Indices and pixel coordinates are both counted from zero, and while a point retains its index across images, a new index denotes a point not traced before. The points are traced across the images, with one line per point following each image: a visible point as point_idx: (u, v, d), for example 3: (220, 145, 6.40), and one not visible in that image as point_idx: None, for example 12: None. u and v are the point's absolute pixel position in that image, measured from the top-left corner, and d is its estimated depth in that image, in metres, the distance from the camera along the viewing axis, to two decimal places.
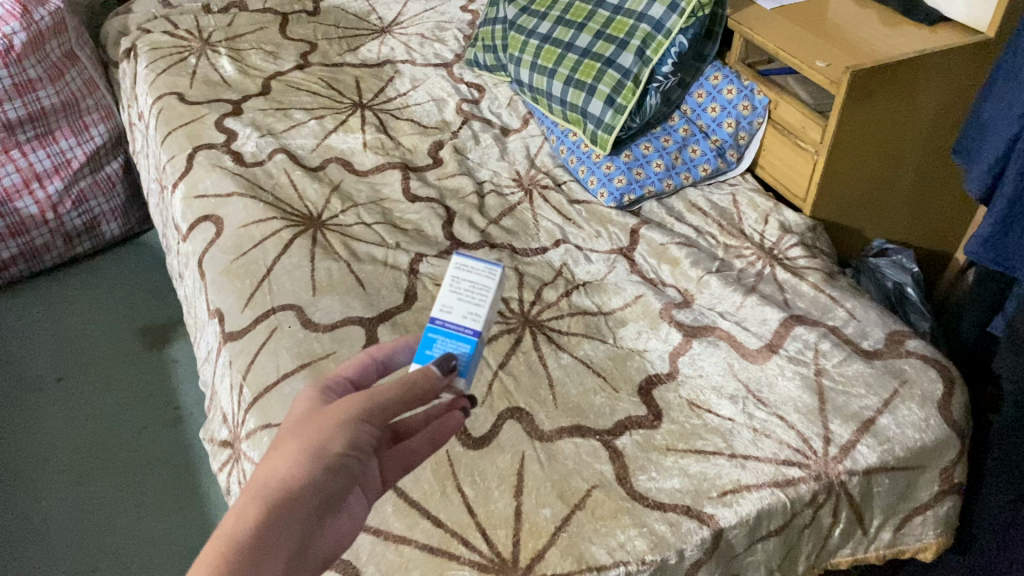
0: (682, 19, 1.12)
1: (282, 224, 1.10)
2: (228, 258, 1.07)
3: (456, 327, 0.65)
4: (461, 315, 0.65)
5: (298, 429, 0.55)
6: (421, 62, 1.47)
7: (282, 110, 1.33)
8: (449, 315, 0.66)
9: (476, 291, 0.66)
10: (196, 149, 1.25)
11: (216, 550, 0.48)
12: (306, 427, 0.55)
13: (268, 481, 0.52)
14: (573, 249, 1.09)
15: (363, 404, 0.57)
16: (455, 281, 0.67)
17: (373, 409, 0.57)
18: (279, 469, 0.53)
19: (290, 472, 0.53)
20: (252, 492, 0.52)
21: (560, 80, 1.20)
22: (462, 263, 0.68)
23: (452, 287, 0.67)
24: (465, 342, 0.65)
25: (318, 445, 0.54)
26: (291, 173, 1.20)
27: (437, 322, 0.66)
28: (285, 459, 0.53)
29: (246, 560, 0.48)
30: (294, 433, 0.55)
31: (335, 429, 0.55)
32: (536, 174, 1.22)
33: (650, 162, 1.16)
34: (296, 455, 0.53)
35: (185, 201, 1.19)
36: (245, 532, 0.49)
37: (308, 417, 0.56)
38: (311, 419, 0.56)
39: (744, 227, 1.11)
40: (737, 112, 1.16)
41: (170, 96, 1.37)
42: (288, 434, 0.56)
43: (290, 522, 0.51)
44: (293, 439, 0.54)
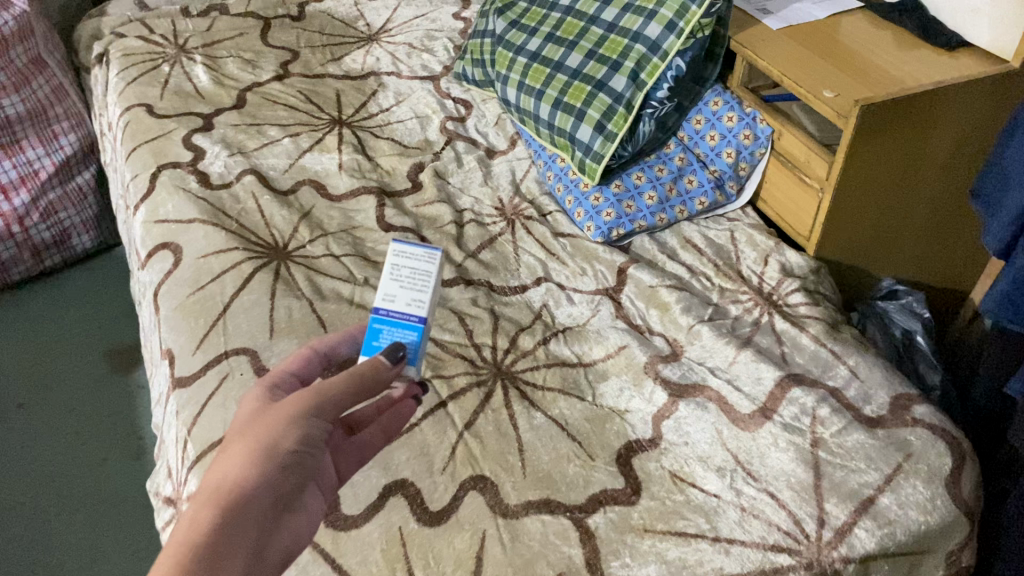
0: (680, 40, 1.04)
1: (244, 255, 1.03)
2: (184, 293, 1.00)
3: (400, 314, 0.70)
4: (403, 301, 0.70)
5: (246, 431, 0.56)
6: (407, 74, 1.39)
7: (255, 126, 1.26)
8: (391, 304, 0.70)
9: (415, 276, 0.71)
10: (160, 167, 1.17)
11: (173, 553, 0.48)
12: (255, 429, 0.56)
13: (221, 484, 0.53)
14: (555, 289, 1.01)
15: (312, 399, 0.58)
16: (395, 269, 0.72)
17: (322, 404, 0.58)
18: (230, 472, 0.53)
19: (243, 474, 0.53)
20: (205, 498, 0.52)
21: (548, 103, 1.12)
22: (400, 251, 0.72)
23: (392, 275, 0.71)
24: (411, 329, 0.69)
25: (270, 443, 0.55)
26: (259, 197, 1.12)
27: (380, 313, 0.70)
28: (235, 462, 0.54)
29: (205, 560, 0.48)
30: (243, 436, 0.56)
31: (286, 426, 0.56)
32: (520, 203, 1.14)
33: (642, 194, 1.08)
34: (247, 455, 0.54)
35: (144, 225, 1.11)
36: (199, 534, 0.49)
37: (255, 419, 0.57)
38: (259, 421, 0.56)
39: (742, 267, 1.02)
40: (737, 142, 1.07)
41: (138, 108, 1.29)
42: (237, 438, 0.56)
43: (247, 522, 0.52)
44: (242, 443, 0.55)
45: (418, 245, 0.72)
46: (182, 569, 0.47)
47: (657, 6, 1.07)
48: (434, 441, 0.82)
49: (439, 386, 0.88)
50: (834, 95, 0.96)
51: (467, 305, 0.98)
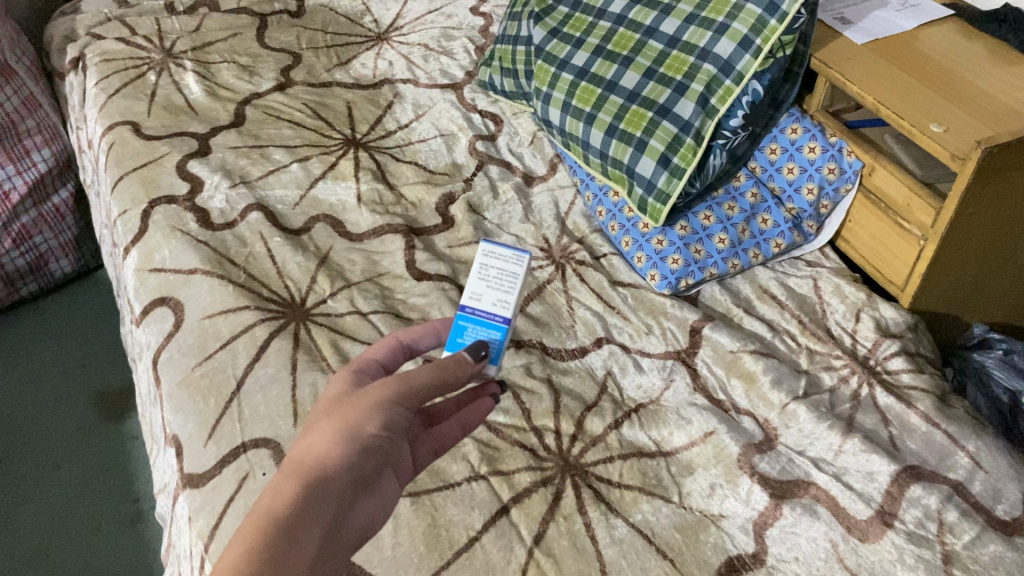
0: (758, 60, 0.90)
1: (257, 315, 0.89)
2: (190, 363, 0.86)
3: (484, 313, 0.67)
4: (489, 300, 0.68)
5: (330, 414, 0.56)
6: (425, 81, 1.24)
7: (258, 148, 1.11)
8: (477, 302, 0.68)
9: (504, 276, 0.69)
10: (153, 203, 1.02)
11: (255, 522, 0.48)
12: (341, 412, 0.56)
13: (306, 459, 0.53)
14: (618, 351, 0.88)
15: (395, 388, 0.58)
16: (483, 268, 0.69)
17: (406, 393, 0.58)
18: (314, 450, 0.54)
19: (328, 455, 0.53)
20: (289, 471, 0.52)
21: (601, 129, 0.97)
22: (489, 250, 0.70)
23: (480, 274, 0.69)
24: (495, 329, 0.67)
25: (353, 425, 0.55)
26: (268, 239, 0.98)
27: (465, 310, 0.68)
28: (319, 443, 0.54)
29: (286, 531, 0.48)
30: (330, 418, 0.56)
31: (368, 412, 0.56)
32: (569, 243, 1.00)
33: (711, 237, 0.94)
34: (330, 435, 0.54)
35: (138, 274, 0.96)
36: (282, 505, 0.50)
37: (342, 403, 0.57)
38: (345, 406, 0.56)
39: (829, 324, 0.90)
40: (820, 176, 0.94)
41: (123, 127, 1.13)
42: (324, 419, 0.56)
43: (328, 498, 0.51)
44: (328, 424, 0.55)
45: (508, 244, 0.69)
46: (260, 535, 0.47)
47: (729, 19, 0.93)
48: (500, 561, 0.69)
49: (498, 486, 0.74)
50: (946, 134, 0.83)
51: (521, 375, 0.84)
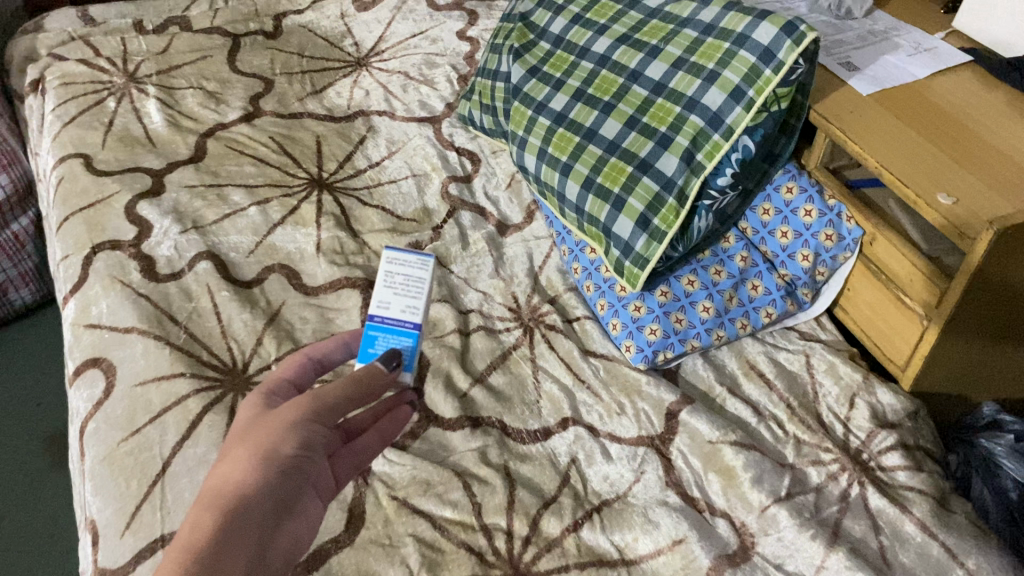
0: (750, 114, 0.81)
1: (192, 384, 0.81)
2: (116, 437, 0.79)
3: (392, 318, 0.67)
4: (395, 305, 0.67)
5: (245, 437, 0.54)
6: (402, 114, 1.16)
7: (215, 188, 1.03)
8: (384, 309, 0.67)
9: (408, 281, 0.68)
10: (96, 249, 0.95)
11: (176, 555, 0.46)
12: (253, 437, 0.53)
13: (221, 489, 0.51)
14: (585, 435, 0.80)
15: (308, 406, 0.56)
16: (389, 275, 0.68)
17: (321, 410, 0.56)
18: (232, 476, 0.51)
19: (245, 479, 0.51)
20: (205, 501, 0.49)
21: (577, 181, 0.89)
22: (393, 258, 0.69)
23: (384, 282, 0.68)
24: (406, 335, 0.66)
25: (270, 446, 0.52)
26: (215, 292, 0.91)
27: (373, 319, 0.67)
28: (234, 471, 0.51)
29: (212, 560, 0.46)
30: (242, 445, 0.53)
31: (284, 432, 0.54)
32: (539, 303, 0.92)
33: (694, 304, 0.86)
34: (247, 459, 0.52)
35: (73, 329, 0.89)
36: (205, 534, 0.47)
37: (254, 430, 0.55)
38: (257, 430, 0.54)
39: (820, 409, 0.81)
40: (816, 242, 0.85)
41: (74, 159, 1.06)
42: (236, 447, 0.53)
43: (250, 523, 0.49)
44: (241, 452, 0.52)
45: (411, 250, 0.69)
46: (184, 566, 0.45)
47: (720, 66, 0.84)
48: None
49: None
50: (960, 209, 0.74)
51: (475, 462, 0.77)
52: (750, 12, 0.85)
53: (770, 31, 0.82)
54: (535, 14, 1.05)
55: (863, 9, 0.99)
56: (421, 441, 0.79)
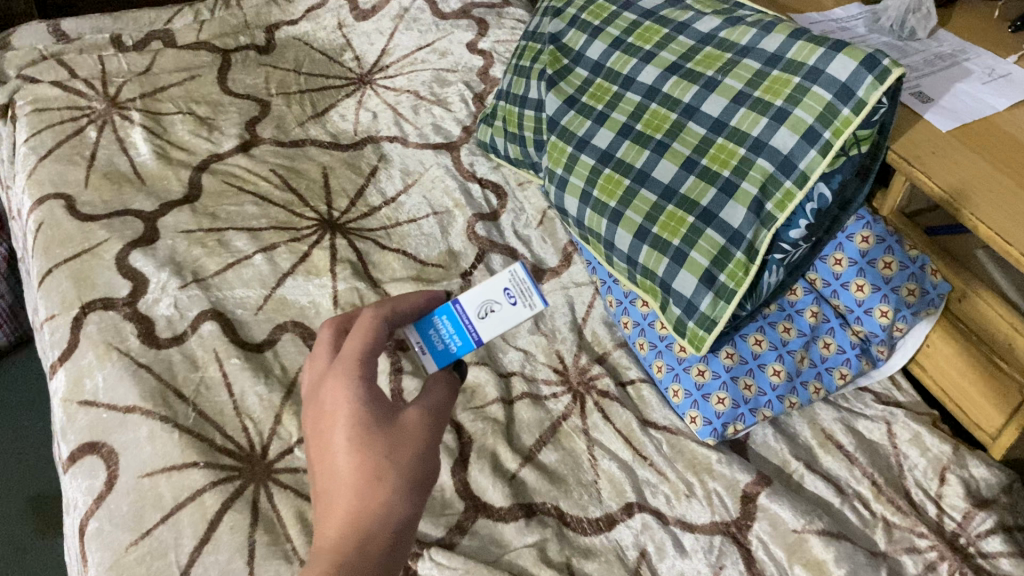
0: (827, 159, 0.73)
1: (207, 474, 0.72)
2: (122, 540, 0.69)
3: (467, 324, 0.64)
4: (485, 317, 0.64)
5: (391, 450, 0.50)
6: (415, 140, 1.06)
7: (215, 233, 0.93)
8: (473, 308, 0.64)
9: (510, 311, 0.65)
10: (86, 309, 0.84)
11: None
12: (402, 455, 0.50)
13: (384, 511, 0.48)
14: (654, 523, 0.71)
15: (432, 428, 0.53)
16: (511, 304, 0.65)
17: (437, 427, 0.54)
18: (389, 498, 0.48)
19: (404, 511, 0.49)
20: (371, 525, 0.47)
21: (628, 230, 0.80)
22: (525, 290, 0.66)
23: (494, 289, 0.65)
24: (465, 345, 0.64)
25: (421, 476, 0.51)
26: (225, 360, 0.81)
27: (457, 307, 0.65)
28: (392, 496, 0.49)
29: None
30: (395, 460, 0.50)
31: (426, 458, 0.52)
32: (588, 363, 0.83)
33: (764, 367, 0.78)
34: (405, 486, 0.49)
35: (64, 406, 0.79)
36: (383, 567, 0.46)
37: (393, 432, 0.51)
38: (401, 443, 0.51)
39: (907, 486, 0.74)
40: (897, 297, 0.77)
41: (54, 201, 0.95)
42: (381, 455, 0.49)
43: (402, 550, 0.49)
44: (395, 472, 0.49)
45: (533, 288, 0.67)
46: None
47: (789, 103, 0.75)
48: None
49: None
50: (1008, 218, 0.71)
51: (535, 562, 0.68)
52: (821, 43, 0.76)
53: (848, 66, 0.73)
54: (567, 35, 0.96)
55: (927, 29, 0.92)
56: (471, 536, 0.70)
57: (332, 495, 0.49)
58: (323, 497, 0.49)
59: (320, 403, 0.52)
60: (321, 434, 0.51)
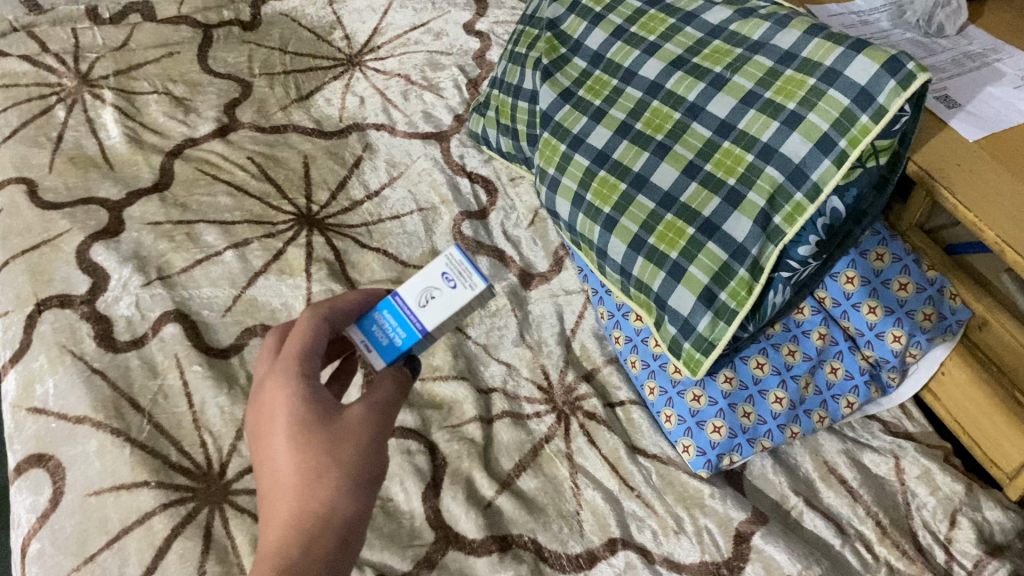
0: (843, 172, 0.66)
1: (158, 494, 0.67)
2: (64, 566, 0.63)
3: (409, 316, 0.52)
4: (426, 305, 0.52)
5: (335, 447, 0.44)
6: (404, 129, 1.00)
7: (184, 226, 0.87)
8: (412, 297, 0.52)
9: (451, 296, 0.52)
10: (41, 307, 0.79)
11: None
12: (347, 451, 0.44)
13: (325, 514, 0.42)
14: (638, 562, 0.66)
15: (385, 419, 0.47)
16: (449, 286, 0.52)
17: (389, 419, 0.48)
18: (331, 499, 0.43)
19: (352, 511, 0.43)
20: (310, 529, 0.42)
21: (623, 239, 0.74)
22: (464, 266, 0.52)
23: (432, 274, 0.52)
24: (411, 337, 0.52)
25: (370, 473, 0.45)
26: (187, 366, 0.76)
27: (397, 298, 0.53)
28: (335, 499, 0.43)
29: None
30: (337, 458, 0.44)
31: (377, 453, 0.46)
32: (575, 380, 0.77)
33: (765, 394, 0.72)
34: (351, 485, 0.44)
35: (13, 412, 0.74)
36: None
37: (336, 427, 0.45)
38: (347, 437, 0.45)
39: (914, 528, 0.68)
40: (912, 322, 0.72)
41: (15, 186, 0.89)
42: (323, 452, 0.44)
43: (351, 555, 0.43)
44: (340, 470, 0.44)
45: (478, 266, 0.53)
46: None
47: (803, 107, 0.68)
48: None
49: None
50: None
51: None
52: (841, 41, 0.69)
53: (869, 69, 0.66)
54: (566, 21, 0.89)
55: (956, 25, 0.85)
56: (439, 571, 0.64)
57: (272, 500, 0.44)
58: (265, 503, 0.44)
59: (260, 402, 0.46)
60: (262, 434, 0.46)
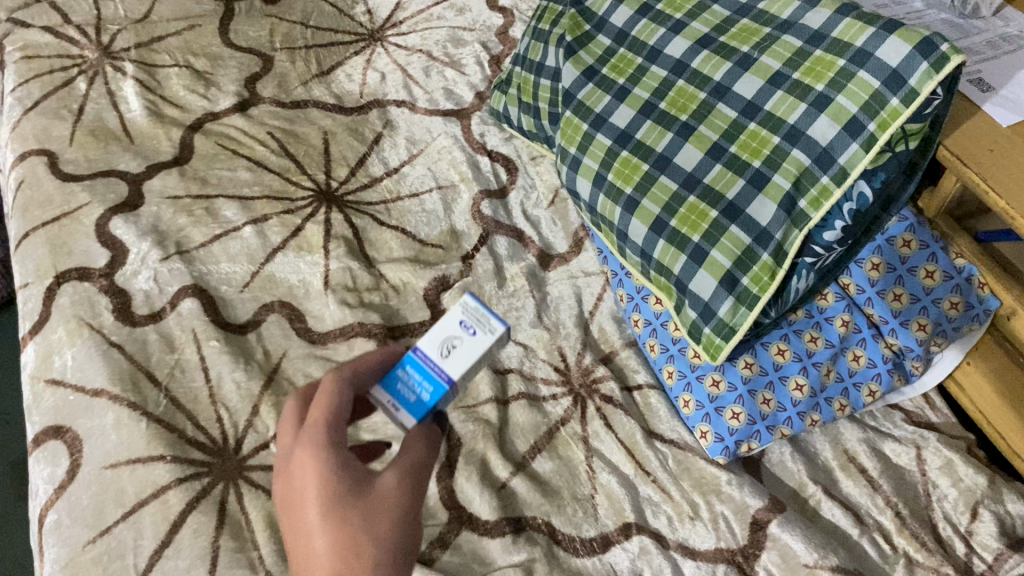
0: (872, 156, 0.65)
1: (173, 469, 0.67)
2: (79, 538, 0.64)
3: (434, 368, 0.51)
4: (449, 355, 0.51)
5: (369, 523, 0.44)
6: (424, 106, 0.99)
7: (203, 200, 0.87)
8: (434, 349, 0.51)
9: (473, 342, 0.51)
10: (60, 279, 0.79)
11: None
12: (381, 524, 0.45)
13: None
14: (652, 547, 0.65)
15: (416, 486, 0.48)
16: (469, 334, 0.52)
17: (420, 486, 0.48)
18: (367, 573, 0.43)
19: None
20: None
21: (644, 221, 0.73)
22: (479, 313, 0.52)
23: (450, 323, 0.52)
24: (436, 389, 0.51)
25: (404, 544, 0.45)
26: (203, 341, 0.76)
27: (418, 352, 0.52)
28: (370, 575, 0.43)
29: None
30: (370, 532, 0.44)
31: (409, 523, 0.46)
32: (592, 363, 0.77)
33: (785, 380, 0.71)
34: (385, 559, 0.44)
35: (32, 383, 0.74)
36: None
37: (369, 501, 0.45)
38: (379, 510, 0.45)
39: (934, 520, 0.67)
40: (938, 310, 0.71)
41: (37, 158, 0.89)
42: (357, 530, 0.44)
43: None
44: (374, 545, 0.44)
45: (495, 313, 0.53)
46: None
47: (831, 88, 0.67)
48: None
49: None
50: None
51: None
52: (872, 21, 0.67)
53: (900, 50, 0.64)
54: None
55: (992, 7, 0.83)
56: (452, 552, 0.64)
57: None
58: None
59: (289, 474, 0.47)
60: (294, 506, 0.46)
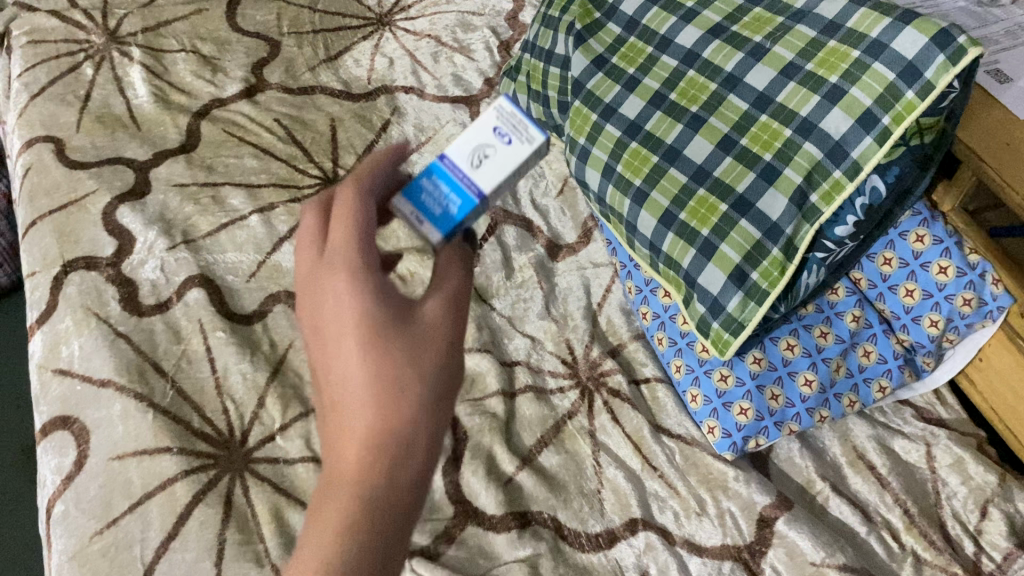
0: (886, 151, 0.63)
1: (180, 462, 0.67)
2: (87, 530, 0.64)
3: (462, 179, 0.49)
4: (480, 167, 0.49)
5: (413, 358, 0.44)
6: (433, 92, 0.98)
7: (210, 188, 0.86)
8: (463, 158, 0.49)
9: (506, 153, 0.50)
10: (67, 268, 0.79)
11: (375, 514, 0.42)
12: (423, 364, 0.44)
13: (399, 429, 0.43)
14: (658, 543, 0.65)
15: (458, 313, 0.48)
16: (501, 135, 0.50)
17: (461, 307, 0.49)
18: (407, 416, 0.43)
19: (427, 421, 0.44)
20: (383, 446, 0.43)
21: (653, 214, 0.72)
22: (512, 115, 0.51)
23: (483, 130, 0.50)
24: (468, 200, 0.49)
25: (446, 392, 0.45)
26: (210, 332, 0.75)
27: (446, 161, 0.50)
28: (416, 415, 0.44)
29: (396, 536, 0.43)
30: (415, 367, 0.44)
31: (452, 363, 0.46)
32: (600, 356, 0.76)
33: (795, 376, 0.71)
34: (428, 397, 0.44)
35: (39, 373, 0.74)
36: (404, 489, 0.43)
37: (411, 332, 0.45)
38: (425, 344, 0.45)
39: (943, 518, 0.67)
40: (950, 307, 0.69)
41: (44, 144, 0.89)
42: (399, 367, 0.44)
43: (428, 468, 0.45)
44: (420, 383, 0.44)
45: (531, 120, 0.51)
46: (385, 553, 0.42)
47: (845, 80, 0.66)
48: None
49: None
50: None
51: None
52: (889, 12, 0.66)
53: (917, 42, 0.63)
54: None
55: None
56: (458, 546, 0.64)
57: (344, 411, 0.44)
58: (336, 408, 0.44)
59: (319, 303, 0.46)
60: (326, 337, 0.46)
